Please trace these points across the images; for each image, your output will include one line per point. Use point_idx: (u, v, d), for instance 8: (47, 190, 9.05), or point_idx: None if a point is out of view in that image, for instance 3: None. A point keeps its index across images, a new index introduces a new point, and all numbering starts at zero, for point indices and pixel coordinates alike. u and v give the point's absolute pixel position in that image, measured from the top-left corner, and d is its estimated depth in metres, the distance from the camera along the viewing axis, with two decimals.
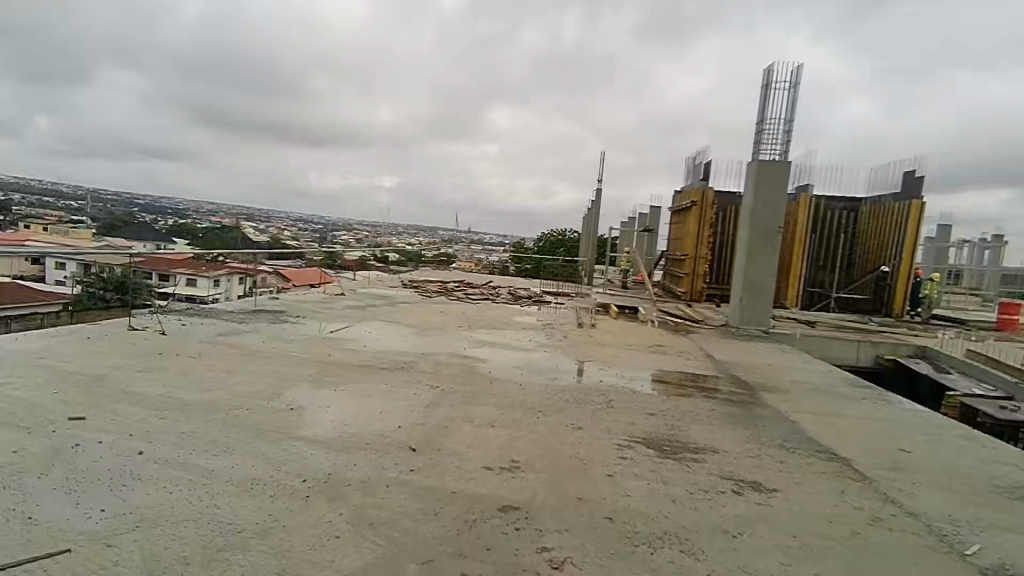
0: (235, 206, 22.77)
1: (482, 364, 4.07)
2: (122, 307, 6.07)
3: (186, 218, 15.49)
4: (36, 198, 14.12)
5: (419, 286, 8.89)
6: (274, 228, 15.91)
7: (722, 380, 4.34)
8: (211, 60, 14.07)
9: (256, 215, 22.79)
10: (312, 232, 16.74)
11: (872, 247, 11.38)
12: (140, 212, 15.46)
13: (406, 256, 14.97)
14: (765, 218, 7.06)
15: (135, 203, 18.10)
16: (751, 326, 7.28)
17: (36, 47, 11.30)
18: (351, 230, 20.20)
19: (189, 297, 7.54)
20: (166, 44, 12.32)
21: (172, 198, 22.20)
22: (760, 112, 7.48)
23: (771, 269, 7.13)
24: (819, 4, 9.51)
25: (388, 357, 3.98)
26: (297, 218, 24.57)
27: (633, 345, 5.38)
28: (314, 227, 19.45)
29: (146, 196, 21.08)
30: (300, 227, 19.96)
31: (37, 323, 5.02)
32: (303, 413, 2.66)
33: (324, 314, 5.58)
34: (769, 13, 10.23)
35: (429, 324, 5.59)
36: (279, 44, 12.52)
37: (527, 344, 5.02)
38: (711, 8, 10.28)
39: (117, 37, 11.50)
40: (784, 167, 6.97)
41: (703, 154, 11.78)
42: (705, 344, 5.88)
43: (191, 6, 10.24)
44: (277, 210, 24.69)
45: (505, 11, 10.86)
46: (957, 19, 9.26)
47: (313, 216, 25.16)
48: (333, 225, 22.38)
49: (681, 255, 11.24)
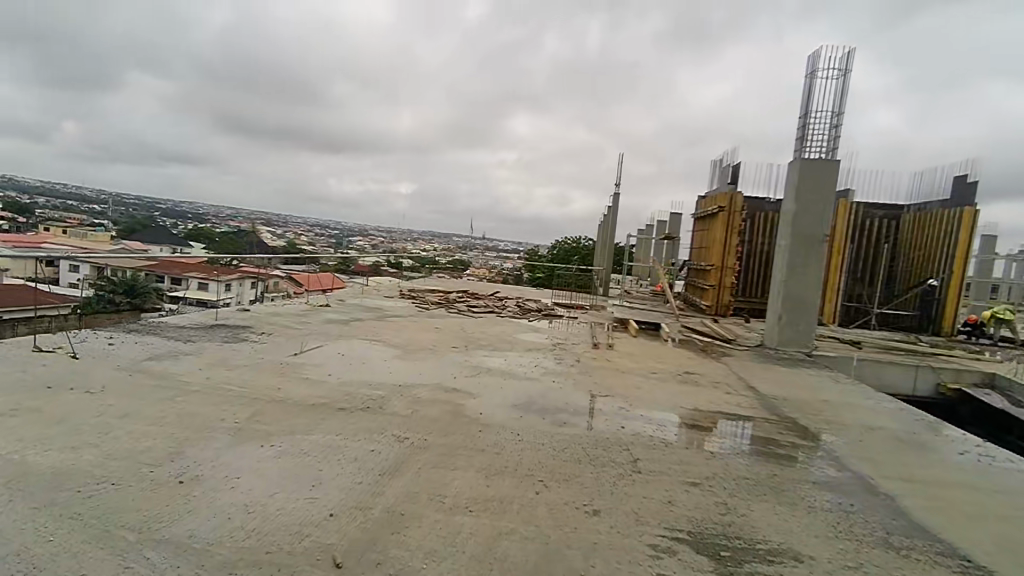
0: (254, 211, 22.55)
1: (470, 402, 3.22)
2: (128, 313, 5.72)
3: (204, 222, 15.17)
4: (59, 200, 14.01)
5: (419, 297, 8.11)
6: (289, 233, 15.51)
7: (773, 425, 3.43)
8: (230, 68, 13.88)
9: (274, 220, 22.44)
10: (326, 236, 16.25)
11: (916, 258, 10.37)
12: (163, 216, 15.23)
13: (418, 262, 14.31)
14: (810, 224, 6.19)
15: (157, 207, 17.88)
16: (792, 348, 6.34)
17: (57, 56, 11.18)
18: (365, 236, 19.67)
19: (199, 301, 7.10)
20: (184, 51, 12.10)
21: (193, 204, 22.08)
22: (804, 106, 6.59)
23: (815, 283, 6.24)
24: (852, 18, 8.84)
25: (351, 392, 3.15)
26: (313, 224, 24.15)
27: (657, 373, 4.50)
28: (329, 232, 18.99)
29: (169, 200, 20.91)
30: (315, 231, 19.54)
31: (44, 326, 4.77)
32: (192, 490, 1.84)
33: (298, 329, 4.80)
34: (799, 22, 9.55)
35: (417, 343, 4.78)
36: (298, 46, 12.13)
37: (529, 372, 4.16)
38: (739, 14, 9.61)
39: (132, 45, 11.27)
40: (832, 166, 6.09)
41: (731, 156, 10.92)
42: (742, 372, 4.96)
43: (203, 11, 9.87)
44: (295, 215, 24.42)
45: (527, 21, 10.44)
46: (995, 26, 8.36)
47: (330, 222, 24.83)
48: (349, 230, 21.97)
49: (705, 266, 10.32)
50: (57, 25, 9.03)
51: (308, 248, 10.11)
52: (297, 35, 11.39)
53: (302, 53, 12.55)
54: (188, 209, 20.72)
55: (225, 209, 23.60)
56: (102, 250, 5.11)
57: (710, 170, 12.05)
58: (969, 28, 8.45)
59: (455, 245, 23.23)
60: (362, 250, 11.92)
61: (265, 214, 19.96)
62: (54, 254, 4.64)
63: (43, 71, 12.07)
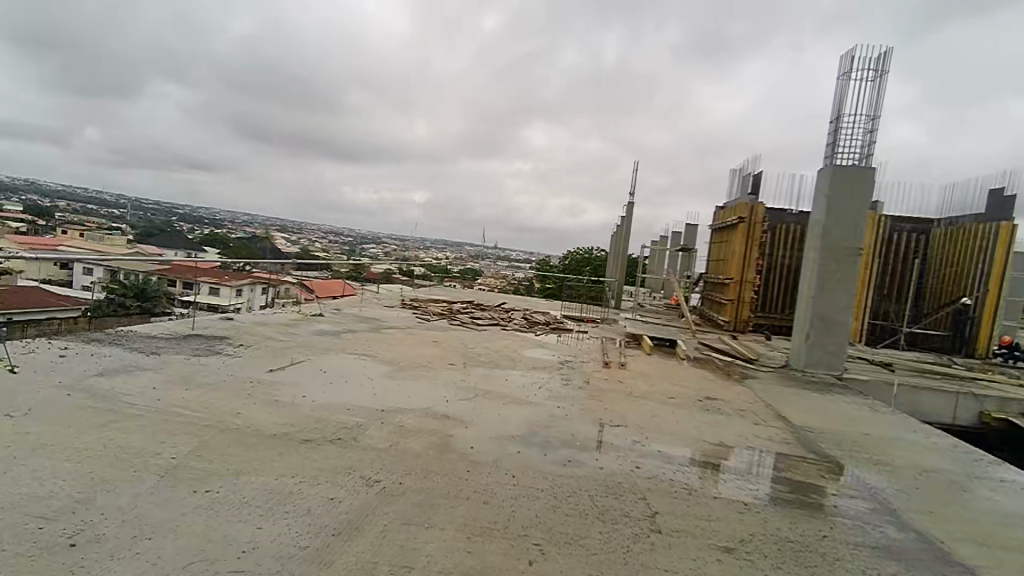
0: (270, 217, 22.56)
1: (460, 433, 2.79)
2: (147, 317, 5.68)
3: (217, 227, 15.10)
4: (77, 202, 14.08)
5: (422, 307, 7.74)
6: (301, 239, 15.37)
7: (813, 467, 2.94)
8: None
9: (287, 226, 22.39)
10: (338, 243, 16.06)
11: (948, 275, 9.81)
12: (178, 220, 15.16)
13: (428, 270, 14.00)
14: (843, 237, 5.73)
15: (174, 212, 17.92)
16: (820, 370, 5.85)
17: (80, 62, 11.26)
18: (378, 243, 19.48)
19: (210, 307, 6.92)
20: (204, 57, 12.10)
21: (210, 209, 22.17)
22: (835, 109, 6.18)
23: (848, 300, 5.76)
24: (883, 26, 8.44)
25: (324, 418, 2.73)
26: (328, 231, 24.10)
27: (674, 399, 4.04)
28: (343, 239, 18.83)
29: (186, 204, 20.98)
30: (328, 238, 19.38)
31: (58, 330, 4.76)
32: (81, 560, 1.42)
33: (283, 341, 4.41)
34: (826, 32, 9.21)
35: (412, 359, 4.39)
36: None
37: (531, 395, 3.72)
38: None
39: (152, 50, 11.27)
40: (867, 174, 5.64)
41: (751, 166, 10.46)
42: (769, 398, 4.47)
43: (217, 15, 9.76)
44: (310, 222, 24.42)
45: None
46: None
47: (344, 229, 24.77)
48: (362, 237, 21.83)
49: (723, 280, 9.84)
50: (73, 28, 8.99)
51: (320, 254, 9.88)
52: None
53: None
54: (204, 213, 20.77)
55: (241, 214, 23.65)
56: (108, 253, 4.92)
57: (730, 180, 11.60)
58: (1004, 38, 8.02)
59: (466, 253, 22.94)
60: (375, 257, 11.70)
61: (279, 221, 19.93)
62: (70, 258, 4.57)
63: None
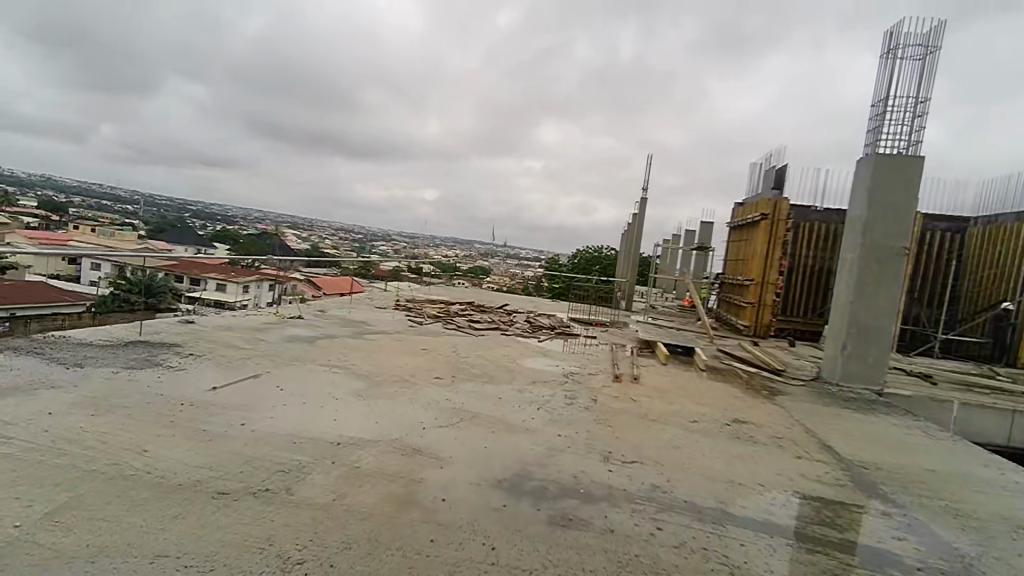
0: (279, 215, 22.31)
1: (432, 477, 2.20)
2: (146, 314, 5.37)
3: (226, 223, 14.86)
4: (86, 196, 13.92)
5: (418, 308, 7.20)
6: (308, 235, 15.01)
7: (879, 522, 2.32)
8: (256, 70, 13.55)
9: (297, 223, 22.11)
10: (345, 240, 15.67)
11: (985, 277, 9.10)
12: (189, 216, 14.94)
13: (434, 268, 13.52)
14: (886, 234, 5.10)
15: (183, 208, 17.73)
16: (857, 384, 5.20)
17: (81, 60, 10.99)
18: (387, 240, 19.11)
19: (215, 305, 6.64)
20: (207, 54, 11.76)
21: (221, 206, 22.00)
22: (877, 92, 5.55)
23: (890, 306, 5.12)
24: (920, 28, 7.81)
25: (257, 459, 2.15)
26: (337, 227, 23.84)
27: (696, 423, 3.42)
28: (350, 236, 18.45)
29: (198, 201, 20.76)
30: (335, 234, 19.00)
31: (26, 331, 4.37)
32: None
33: (245, 349, 3.84)
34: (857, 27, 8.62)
35: (393, 371, 3.83)
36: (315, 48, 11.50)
37: (526, 420, 3.10)
38: (786, 18, 8.62)
39: (152, 52, 10.96)
40: (916, 162, 5.02)
41: (775, 158, 9.74)
42: (807, 422, 3.83)
43: (223, 16, 9.43)
44: (319, 220, 24.18)
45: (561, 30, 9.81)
46: None
47: (353, 227, 24.47)
48: (371, 235, 21.51)
49: (742, 281, 9.18)
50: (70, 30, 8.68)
51: (327, 252, 9.52)
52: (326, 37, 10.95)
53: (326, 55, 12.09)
54: (217, 210, 20.56)
55: (252, 211, 23.45)
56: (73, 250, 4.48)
57: (750, 174, 10.92)
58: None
59: (474, 251, 22.44)
60: (386, 254, 11.38)
61: (286, 219, 19.63)
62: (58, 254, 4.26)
63: (67, 71, 11.82)
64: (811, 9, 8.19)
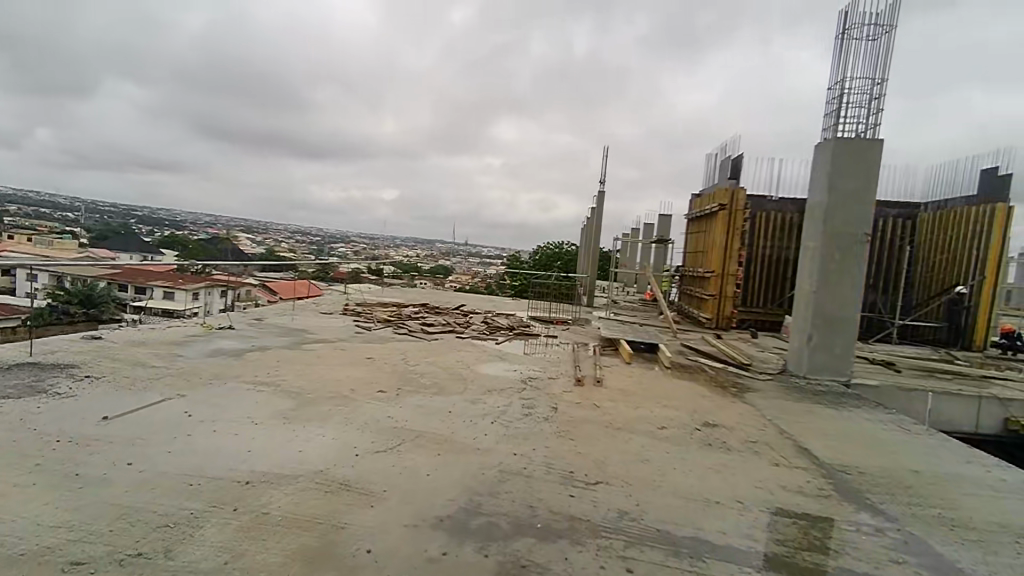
0: (231, 219, 21.43)
1: (358, 519, 1.83)
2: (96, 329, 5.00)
3: (171, 228, 14.03)
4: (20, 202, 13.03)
5: (369, 312, 6.77)
6: (258, 238, 14.34)
7: (873, 541, 2.06)
8: (197, 68, 12.82)
9: (250, 226, 21.26)
10: (299, 243, 15.03)
11: (937, 262, 9.21)
12: (131, 222, 14.09)
13: (391, 270, 13.06)
14: (847, 222, 4.95)
15: (127, 213, 16.79)
16: (824, 376, 5.05)
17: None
18: (344, 242, 18.52)
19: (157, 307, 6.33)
20: (139, 56, 11.04)
21: (169, 211, 21.03)
22: (834, 75, 5.39)
23: (853, 295, 4.97)
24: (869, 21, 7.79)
25: (136, 512, 1.74)
26: (294, 230, 23.07)
27: (665, 430, 3.13)
28: (305, 239, 17.77)
29: (143, 205, 19.73)
30: (290, 237, 18.29)
31: None
32: None
33: (158, 368, 3.37)
34: (808, 23, 8.60)
35: (330, 384, 3.43)
36: (253, 45, 10.93)
37: (477, 437, 2.75)
38: (737, 16, 8.55)
39: (77, 54, 10.19)
40: (874, 146, 4.87)
41: (731, 148, 9.62)
42: (780, 421, 3.59)
43: (154, 15, 8.80)
44: (275, 223, 23.36)
45: (514, 30, 9.54)
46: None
47: (310, 229, 23.74)
48: (330, 236, 20.88)
49: (703, 273, 9.04)
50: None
51: (274, 256, 8.98)
52: (268, 36, 10.39)
53: (269, 54, 11.50)
54: (163, 215, 19.57)
55: (201, 215, 22.44)
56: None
57: (707, 165, 10.82)
58: (982, 28, 7.52)
59: (433, 250, 21.98)
60: (342, 256, 10.89)
61: (238, 223, 18.85)
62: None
63: None
64: (764, 4, 8.09)
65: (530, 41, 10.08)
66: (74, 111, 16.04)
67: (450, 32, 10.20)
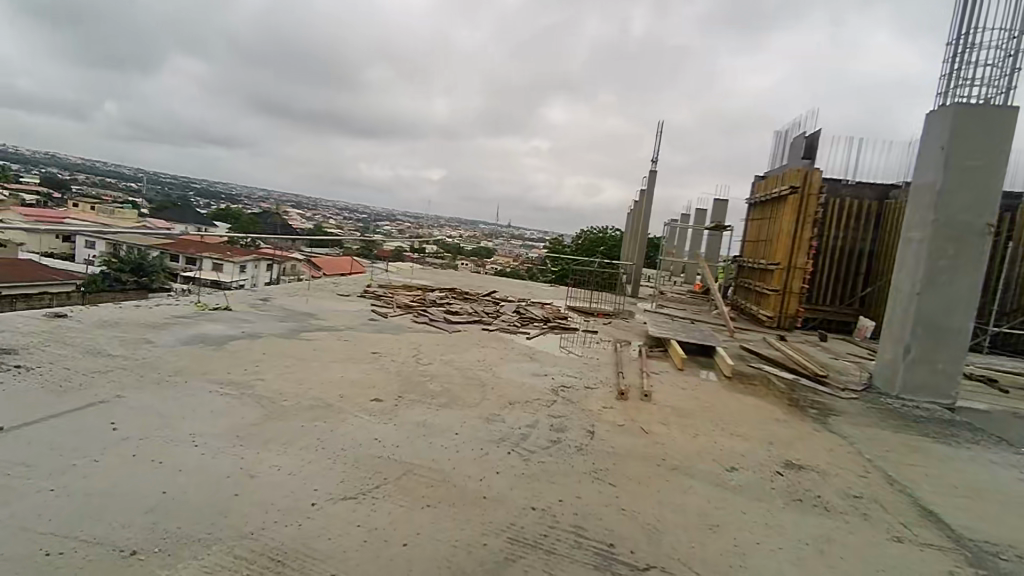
0: (282, 194, 21.51)
1: None
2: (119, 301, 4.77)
3: (221, 201, 13.99)
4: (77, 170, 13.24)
5: (393, 295, 6.21)
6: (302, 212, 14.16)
7: None
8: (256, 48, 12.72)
9: (300, 201, 21.23)
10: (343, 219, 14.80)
11: None
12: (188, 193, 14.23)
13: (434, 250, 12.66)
14: (966, 208, 4.00)
15: (186, 185, 17.05)
16: (922, 398, 4.16)
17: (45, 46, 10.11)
18: (389, 220, 18.22)
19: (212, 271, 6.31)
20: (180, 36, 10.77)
21: (224, 184, 21.29)
22: (955, 27, 4.36)
23: (969, 299, 4.02)
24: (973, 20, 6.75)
25: None
26: (342, 207, 22.99)
27: (736, 475, 2.36)
28: (349, 216, 17.52)
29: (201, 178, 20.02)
30: (338, 214, 18.22)
31: None
32: None
33: (115, 357, 2.81)
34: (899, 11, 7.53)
35: (315, 388, 2.79)
36: (288, 27, 10.42)
37: (484, 479, 2.05)
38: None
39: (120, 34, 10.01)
40: (1008, 114, 3.90)
41: (805, 126, 8.55)
42: (882, 462, 2.78)
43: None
44: (324, 200, 23.33)
45: (574, 14, 8.91)
46: None
47: (357, 207, 23.64)
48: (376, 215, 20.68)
49: (765, 265, 8.08)
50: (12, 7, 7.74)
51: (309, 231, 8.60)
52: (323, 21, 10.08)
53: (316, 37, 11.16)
54: (220, 188, 19.82)
55: (255, 189, 22.65)
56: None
57: (774, 145, 9.87)
58: None
59: (474, 231, 21.38)
60: (387, 233, 10.55)
61: (286, 200, 18.83)
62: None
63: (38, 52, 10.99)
64: None
65: (584, 21, 9.15)
66: (137, 85, 16.29)
67: (503, 10, 9.31)
